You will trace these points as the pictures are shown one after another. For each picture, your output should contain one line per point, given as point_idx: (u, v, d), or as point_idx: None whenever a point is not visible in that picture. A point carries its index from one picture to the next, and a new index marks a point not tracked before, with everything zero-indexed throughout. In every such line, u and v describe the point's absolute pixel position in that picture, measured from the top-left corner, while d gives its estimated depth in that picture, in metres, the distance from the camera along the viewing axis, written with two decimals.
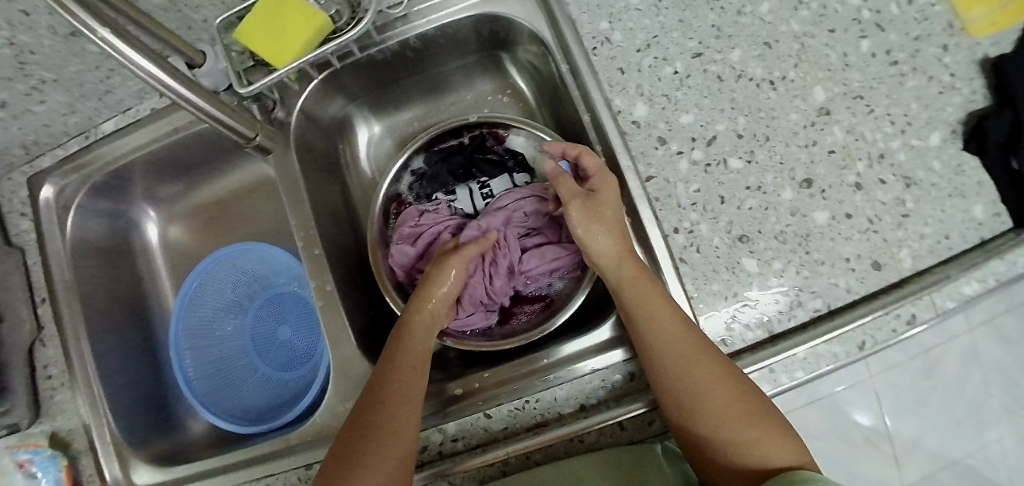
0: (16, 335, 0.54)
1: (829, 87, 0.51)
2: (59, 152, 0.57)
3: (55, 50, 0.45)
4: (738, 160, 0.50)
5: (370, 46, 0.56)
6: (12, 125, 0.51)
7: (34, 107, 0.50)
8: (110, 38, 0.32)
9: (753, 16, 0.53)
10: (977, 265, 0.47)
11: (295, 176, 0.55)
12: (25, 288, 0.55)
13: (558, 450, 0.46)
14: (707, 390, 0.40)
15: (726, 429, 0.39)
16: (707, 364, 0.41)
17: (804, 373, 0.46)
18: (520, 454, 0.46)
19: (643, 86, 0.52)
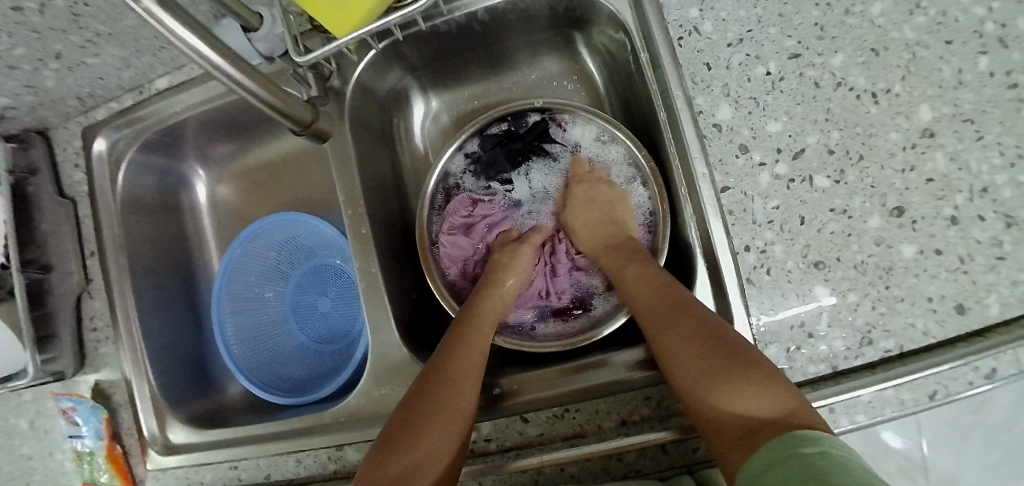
0: (64, 286, 0.55)
1: (937, 106, 0.46)
2: (115, 105, 0.56)
3: (111, 2, 0.41)
4: (825, 179, 0.46)
5: (435, 17, 0.52)
6: (67, 76, 0.49)
7: (89, 59, 0.48)
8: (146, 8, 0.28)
9: (862, 17, 0.48)
10: None
11: (349, 151, 0.53)
12: (75, 241, 0.56)
13: (595, 464, 0.44)
14: (683, 351, 0.40)
15: (714, 388, 0.37)
16: (681, 324, 0.41)
17: (865, 418, 0.43)
18: (555, 464, 0.44)
19: (729, 86, 0.48)
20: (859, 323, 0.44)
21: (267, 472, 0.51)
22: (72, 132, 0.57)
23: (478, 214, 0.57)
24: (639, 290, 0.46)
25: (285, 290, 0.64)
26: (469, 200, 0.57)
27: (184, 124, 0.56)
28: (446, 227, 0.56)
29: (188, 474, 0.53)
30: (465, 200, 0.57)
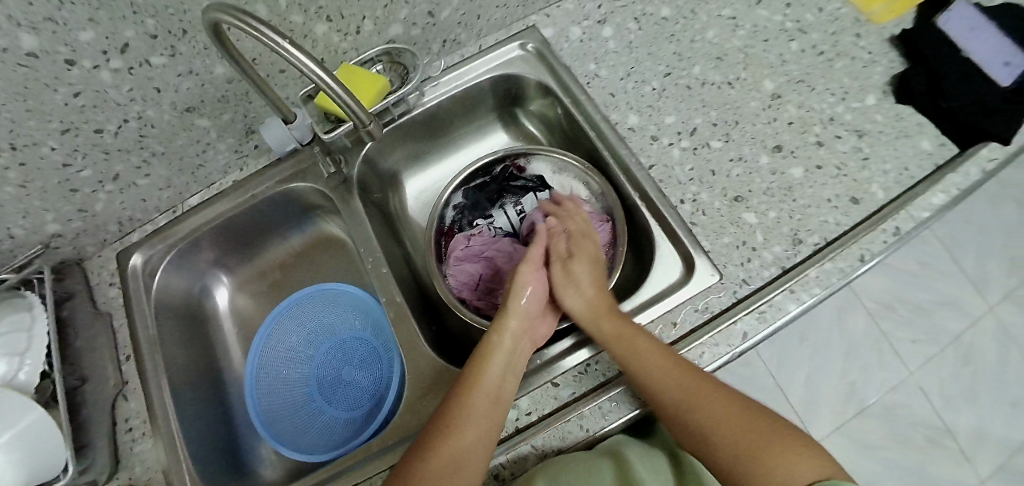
0: (102, 390, 0.58)
1: (775, 79, 0.64)
2: (148, 227, 0.67)
3: (170, 124, 0.56)
4: (717, 142, 0.61)
5: (414, 108, 0.66)
6: (117, 200, 0.61)
7: (139, 179, 0.60)
8: (289, 48, 0.40)
9: (702, 42, 0.66)
10: (936, 180, 0.56)
11: (359, 216, 0.65)
12: (110, 347, 0.61)
13: (624, 398, 0.52)
14: (720, 421, 0.45)
15: (756, 459, 0.41)
16: (709, 399, 0.46)
17: (821, 289, 0.53)
18: (592, 407, 0.51)
19: (631, 102, 0.64)
20: (789, 231, 0.56)
21: None
22: (105, 258, 0.66)
23: (475, 246, 0.66)
24: (655, 361, 0.48)
25: (310, 368, 0.69)
26: (466, 236, 0.67)
27: (210, 232, 0.66)
28: (451, 260, 0.66)
29: None
30: (462, 237, 0.67)
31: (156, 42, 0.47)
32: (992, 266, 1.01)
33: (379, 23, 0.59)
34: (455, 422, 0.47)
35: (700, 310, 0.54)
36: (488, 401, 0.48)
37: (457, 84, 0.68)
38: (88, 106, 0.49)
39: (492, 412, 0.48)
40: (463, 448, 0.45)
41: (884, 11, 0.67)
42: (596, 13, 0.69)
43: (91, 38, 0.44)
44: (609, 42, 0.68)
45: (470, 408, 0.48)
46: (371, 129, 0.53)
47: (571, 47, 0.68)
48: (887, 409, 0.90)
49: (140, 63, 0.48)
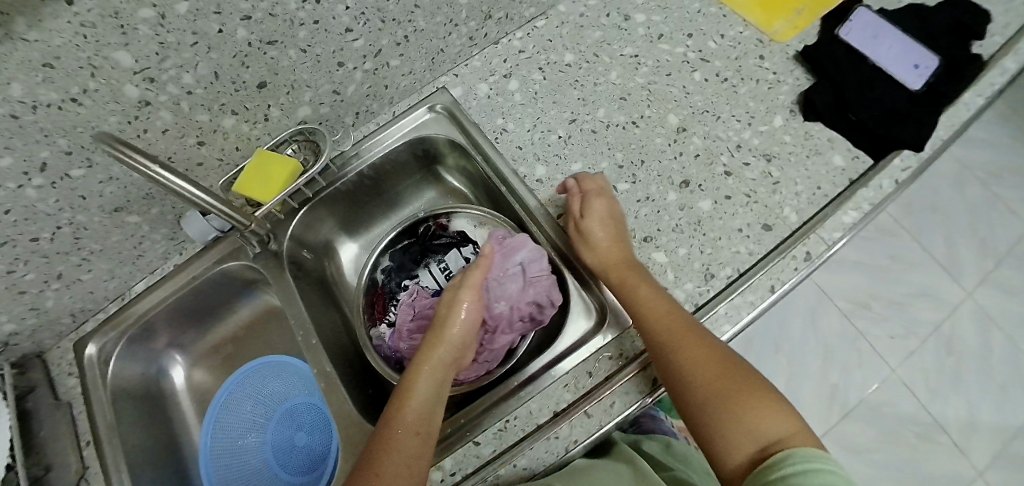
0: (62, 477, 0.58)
1: (679, 113, 0.64)
2: (101, 316, 0.71)
3: (102, 224, 0.61)
4: (623, 183, 0.61)
5: (336, 180, 0.70)
6: (66, 294, 0.65)
7: (83, 275, 0.65)
8: (163, 175, 0.46)
9: (606, 83, 0.68)
10: (847, 197, 0.54)
11: (291, 289, 0.67)
12: (72, 438, 0.61)
13: (542, 454, 0.49)
14: (702, 373, 0.45)
15: (727, 415, 0.42)
16: (700, 351, 0.46)
17: (731, 326, 0.51)
18: (508, 466, 0.49)
19: (537, 153, 0.66)
20: (698, 266, 0.54)
21: None
22: (64, 348, 0.69)
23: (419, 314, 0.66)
24: (653, 313, 0.49)
25: (264, 436, 0.72)
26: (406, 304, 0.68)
27: (161, 314, 0.70)
28: (401, 335, 0.66)
29: None
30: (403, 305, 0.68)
31: (71, 158, 0.52)
32: (962, 253, 1.19)
33: (287, 108, 0.63)
34: (382, 466, 0.45)
35: (615, 359, 0.54)
36: (412, 437, 0.47)
37: (373, 152, 0.72)
38: (22, 220, 0.54)
39: (417, 447, 0.47)
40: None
41: (787, 29, 0.66)
42: (503, 67, 0.72)
43: (9, 164, 0.48)
44: (515, 95, 0.70)
45: (395, 444, 0.46)
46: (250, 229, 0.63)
47: (479, 103, 0.71)
48: (870, 409, 1.09)
49: (62, 176, 0.53)
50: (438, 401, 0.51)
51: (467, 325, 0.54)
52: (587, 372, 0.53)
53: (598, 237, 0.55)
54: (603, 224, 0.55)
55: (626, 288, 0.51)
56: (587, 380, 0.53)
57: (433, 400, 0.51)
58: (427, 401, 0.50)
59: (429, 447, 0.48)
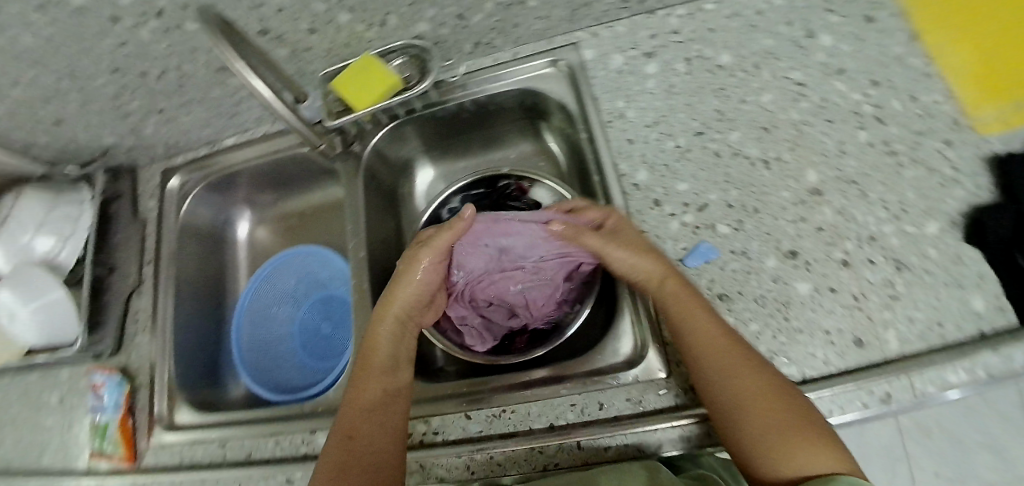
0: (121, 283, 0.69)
1: (823, 171, 0.56)
2: (191, 155, 0.75)
3: (204, 78, 0.61)
4: (725, 227, 0.55)
5: (432, 106, 0.67)
6: (162, 127, 0.68)
7: (182, 116, 0.67)
8: (244, 72, 0.48)
9: (754, 104, 0.60)
10: (965, 353, 0.47)
11: (359, 200, 0.67)
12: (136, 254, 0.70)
13: (520, 458, 0.50)
14: (755, 399, 0.43)
15: (781, 444, 0.41)
16: (753, 375, 0.44)
17: None
18: (485, 453, 0.51)
19: (646, 156, 0.59)
20: (762, 349, 0.51)
21: (249, 451, 0.59)
22: (151, 172, 0.76)
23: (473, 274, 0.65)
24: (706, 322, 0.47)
25: (296, 312, 0.75)
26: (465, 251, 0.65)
27: (243, 173, 0.73)
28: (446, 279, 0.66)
29: (181, 451, 0.61)
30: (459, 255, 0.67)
31: (187, 12, 0.50)
32: None
33: (405, 19, 0.58)
34: (357, 428, 0.48)
35: (630, 402, 0.50)
36: (378, 395, 0.51)
37: (479, 89, 0.67)
38: (133, 55, 0.54)
39: (385, 405, 0.50)
40: (370, 449, 0.46)
41: (994, 121, 0.54)
42: (648, 44, 0.64)
43: (129, 2, 0.47)
44: (648, 80, 0.62)
45: (364, 407, 0.49)
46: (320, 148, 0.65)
47: (606, 76, 0.63)
48: None
49: (176, 25, 0.51)
50: (399, 362, 0.55)
51: (422, 284, 0.58)
52: (598, 402, 0.51)
53: (619, 252, 0.53)
54: (620, 240, 0.54)
55: (677, 303, 0.49)
56: (593, 411, 0.51)
57: (391, 361, 0.54)
58: (387, 363, 0.53)
59: (401, 401, 0.51)
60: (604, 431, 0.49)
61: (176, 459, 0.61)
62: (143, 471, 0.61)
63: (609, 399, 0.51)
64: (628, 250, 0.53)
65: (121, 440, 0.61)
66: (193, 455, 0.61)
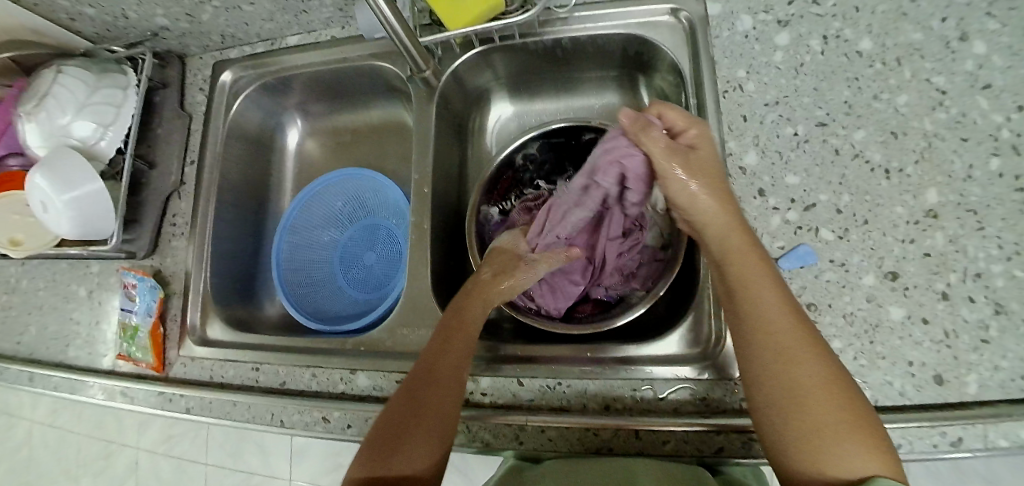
0: (164, 182, 0.67)
1: (944, 193, 0.51)
2: (247, 49, 0.70)
3: None
4: (829, 233, 0.51)
5: (530, 36, 0.61)
6: (223, 16, 0.63)
7: (245, 6, 0.61)
8: None
9: (888, 103, 0.54)
10: None
11: (429, 129, 0.62)
12: (181, 149, 0.69)
13: (572, 436, 0.49)
14: (823, 394, 0.36)
15: (815, 438, 0.35)
16: (814, 357, 0.38)
17: None
18: (536, 425, 0.50)
19: (760, 137, 0.54)
20: None
21: (283, 379, 0.60)
22: (203, 62, 0.72)
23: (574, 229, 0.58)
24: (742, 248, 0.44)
25: (339, 236, 0.72)
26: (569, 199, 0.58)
27: (302, 78, 0.69)
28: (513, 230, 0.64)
29: (213, 367, 0.62)
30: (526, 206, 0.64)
31: None
32: None
33: None
34: (424, 386, 0.45)
35: (694, 398, 0.48)
36: (454, 363, 0.46)
37: (581, 28, 0.61)
38: None
39: (453, 371, 0.46)
40: (427, 411, 0.43)
41: None
42: (783, 10, 0.58)
43: None
44: (777, 52, 0.56)
45: (437, 367, 0.46)
46: (425, 75, 0.60)
47: (729, 38, 0.57)
48: None
49: None
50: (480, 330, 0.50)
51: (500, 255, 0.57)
52: (658, 391, 0.50)
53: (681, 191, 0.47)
54: (687, 159, 0.47)
55: (738, 261, 0.43)
56: (650, 399, 0.49)
57: (478, 330, 0.50)
58: (473, 331, 0.49)
59: (464, 370, 0.47)
60: (662, 424, 0.47)
61: (208, 375, 0.62)
62: (178, 378, 0.64)
63: (672, 391, 0.49)
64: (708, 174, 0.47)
65: (152, 347, 0.64)
66: (225, 373, 0.62)
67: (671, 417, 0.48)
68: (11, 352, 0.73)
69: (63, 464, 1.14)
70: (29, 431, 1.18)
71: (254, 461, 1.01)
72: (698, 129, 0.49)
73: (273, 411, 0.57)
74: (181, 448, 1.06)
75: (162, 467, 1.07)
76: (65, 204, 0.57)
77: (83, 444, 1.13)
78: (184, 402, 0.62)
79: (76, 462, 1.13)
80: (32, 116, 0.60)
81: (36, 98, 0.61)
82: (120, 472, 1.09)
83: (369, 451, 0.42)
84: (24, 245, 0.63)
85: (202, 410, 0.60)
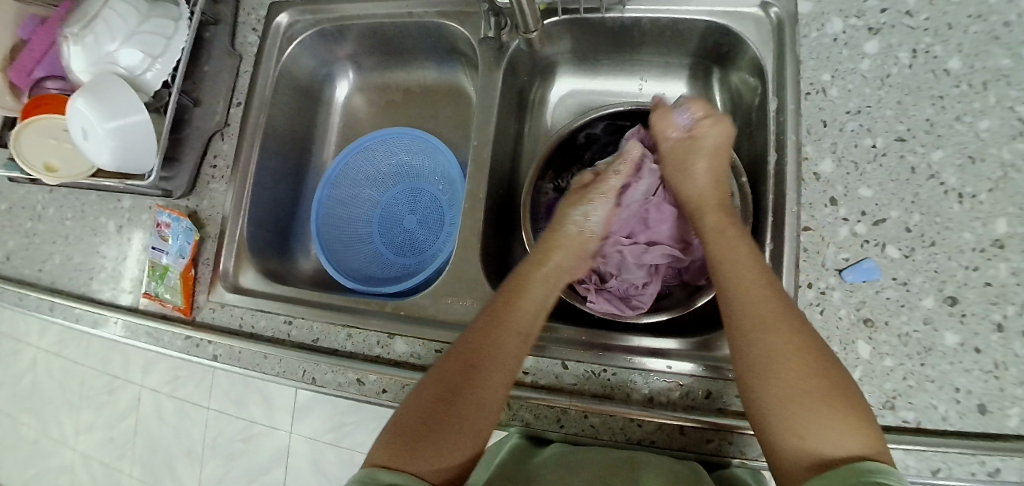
0: (208, 122, 0.66)
1: (1014, 223, 0.49)
2: None
3: None
4: (895, 250, 0.50)
5: (610, 11, 0.59)
6: None
7: None
8: None
9: (969, 126, 0.51)
10: None
11: (493, 95, 0.60)
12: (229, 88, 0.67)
13: (615, 424, 0.49)
14: (775, 356, 0.39)
15: (810, 408, 0.36)
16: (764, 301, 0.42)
17: None
18: (580, 410, 0.50)
19: (837, 145, 0.53)
20: (887, 386, 0.48)
21: (317, 336, 0.58)
22: (258, 0, 0.69)
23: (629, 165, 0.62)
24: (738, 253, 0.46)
25: (379, 197, 0.70)
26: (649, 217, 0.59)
27: (360, 28, 0.66)
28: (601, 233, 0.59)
29: (243, 315, 0.61)
30: None
31: None
32: None
33: None
34: (482, 361, 0.44)
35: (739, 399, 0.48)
36: (516, 343, 0.46)
37: (664, 9, 0.59)
38: None
39: (509, 351, 0.45)
40: (479, 393, 0.43)
41: None
42: (875, 16, 0.56)
43: None
44: (864, 60, 0.55)
45: (489, 344, 0.45)
46: (530, 36, 0.57)
47: (816, 40, 0.56)
48: None
49: None
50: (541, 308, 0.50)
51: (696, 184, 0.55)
52: (705, 389, 0.49)
53: (701, 168, 0.53)
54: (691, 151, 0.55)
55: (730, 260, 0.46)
56: (695, 396, 0.49)
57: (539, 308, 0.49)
58: (532, 310, 0.48)
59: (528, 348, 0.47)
60: (708, 423, 0.47)
61: (237, 323, 0.61)
62: (207, 323, 0.62)
63: (719, 390, 0.48)
64: (712, 170, 0.53)
65: (181, 288, 0.62)
66: (255, 323, 0.61)
67: (719, 416, 0.47)
68: (34, 278, 0.72)
69: (66, 393, 1.14)
70: (34, 357, 1.17)
71: (257, 411, 1.00)
72: (717, 129, 0.54)
73: (305, 368, 0.56)
74: (186, 391, 1.05)
75: (165, 407, 1.06)
76: (108, 133, 0.55)
77: (88, 376, 1.12)
78: (211, 348, 0.61)
79: (80, 392, 1.12)
80: (79, 40, 0.58)
81: (83, 19, 0.58)
82: (122, 408, 1.09)
83: (416, 421, 0.41)
84: (58, 173, 0.61)
85: (230, 358, 0.60)
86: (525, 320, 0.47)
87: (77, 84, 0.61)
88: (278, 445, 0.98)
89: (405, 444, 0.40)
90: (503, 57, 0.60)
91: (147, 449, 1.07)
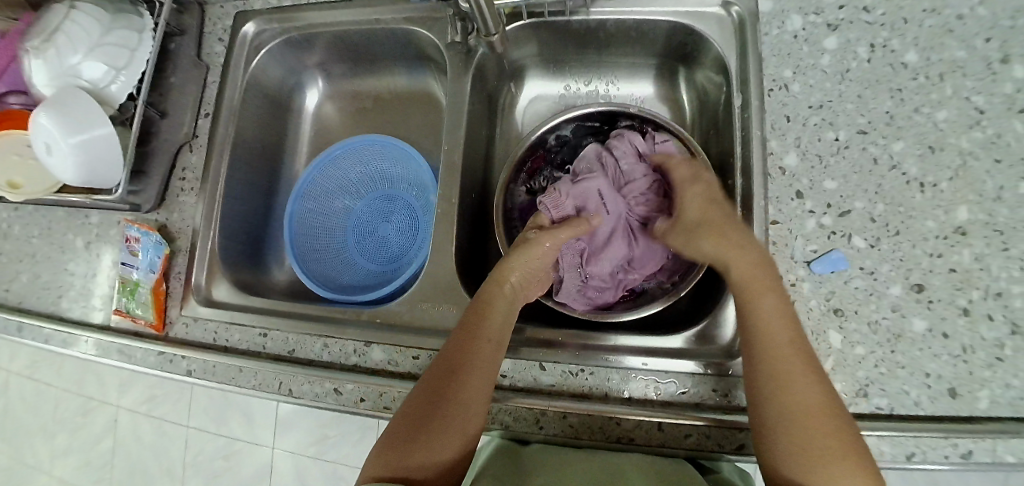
0: (176, 134, 0.65)
1: (974, 210, 0.50)
2: (273, 2, 0.66)
3: None
4: (861, 240, 0.51)
5: (576, 14, 0.60)
6: None
7: None
8: None
9: (927, 117, 0.53)
10: None
11: (463, 99, 0.60)
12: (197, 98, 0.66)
13: (595, 424, 0.49)
14: (810, 397, 0.38)
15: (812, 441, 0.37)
16: (794, 346, 0.41)
17: None
18: (559, 411, 0.50)
19: (801, 139, 0.54)
20: (859, 374, 0.48)
21: (292, 347, 0.57)
22: (225, 11, 0.69)
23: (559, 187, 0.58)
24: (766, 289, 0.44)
25: (354, 204, 0.70)
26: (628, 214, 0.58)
27: (328, 36, 0.66)
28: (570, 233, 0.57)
29: (217, 329, 0.60)
30: None
31: None
32: None
33: None
34: (460, 368, 0.44)
35: (714, 393, 0.48)
36: (489, 347, 0.45)
37: (628, 11, 0.59)
38: None
39: (487, 354, 0.45)
40: (460, 401, 0.42)
41: None
42: (833, 13, 0.57)
43: None
44: (824, 55, 0.56)
45: (470, 352, 0.45)
46: (492, 40, 0.57)
47: (778, 37, 0.57)
48: None
49: None
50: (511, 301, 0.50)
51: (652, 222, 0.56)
52: (681, 386, 0.49)
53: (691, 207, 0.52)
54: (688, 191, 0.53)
55: (753, 280, 0.44)
56: (672, 392, 0.49)
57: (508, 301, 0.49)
58: (502, 310, 0.48)
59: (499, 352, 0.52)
60: (687, 418, 0.47)
61: (211, 337, 0.60)
62: (180, 338, 0.61)
63: (696, 386, 0.48)
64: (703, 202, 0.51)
65: (153, 304, 0.61)
66: (229, 337, 0.60)
67: (697, 411, 0.47)
68: None
69: (40, 418, 1.11)
70: (5, 382, 1.13)
71: (238, 428, 0.98)
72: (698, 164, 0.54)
73: (281, 380, 0.55)
74: (165, 410, 1.02)
75: (143, 428, 1.04)
76: (73, 148, 0.54)
77: (62, 399, 1.09)
78: (184, 364, 0.59)
79: (54, 416, 1.09)
80: (39, 53, 0.57)
81: (43, 33, 0.57)
82: (99, 430, 1.06)
83: (399, 436, 0.42)
84: (24, 190, 0.60)
85: (204, 374, 0.58)
86: (500, 324, 0.48)
87: (37, 97, 0.59)
88: (261, 461, 0.96)
89: (392, 455, 0.41)
90: (472, 62, 0.61)
91: (126, 472, 1.04)
